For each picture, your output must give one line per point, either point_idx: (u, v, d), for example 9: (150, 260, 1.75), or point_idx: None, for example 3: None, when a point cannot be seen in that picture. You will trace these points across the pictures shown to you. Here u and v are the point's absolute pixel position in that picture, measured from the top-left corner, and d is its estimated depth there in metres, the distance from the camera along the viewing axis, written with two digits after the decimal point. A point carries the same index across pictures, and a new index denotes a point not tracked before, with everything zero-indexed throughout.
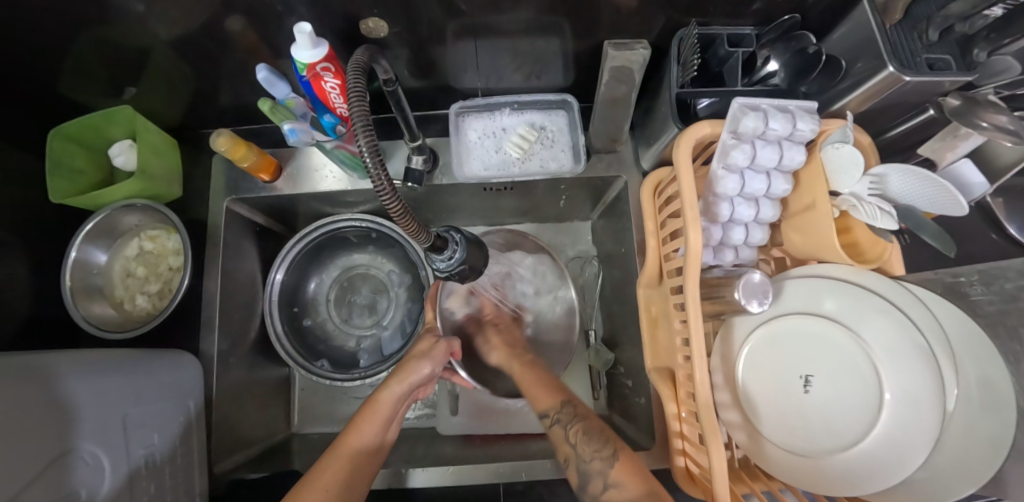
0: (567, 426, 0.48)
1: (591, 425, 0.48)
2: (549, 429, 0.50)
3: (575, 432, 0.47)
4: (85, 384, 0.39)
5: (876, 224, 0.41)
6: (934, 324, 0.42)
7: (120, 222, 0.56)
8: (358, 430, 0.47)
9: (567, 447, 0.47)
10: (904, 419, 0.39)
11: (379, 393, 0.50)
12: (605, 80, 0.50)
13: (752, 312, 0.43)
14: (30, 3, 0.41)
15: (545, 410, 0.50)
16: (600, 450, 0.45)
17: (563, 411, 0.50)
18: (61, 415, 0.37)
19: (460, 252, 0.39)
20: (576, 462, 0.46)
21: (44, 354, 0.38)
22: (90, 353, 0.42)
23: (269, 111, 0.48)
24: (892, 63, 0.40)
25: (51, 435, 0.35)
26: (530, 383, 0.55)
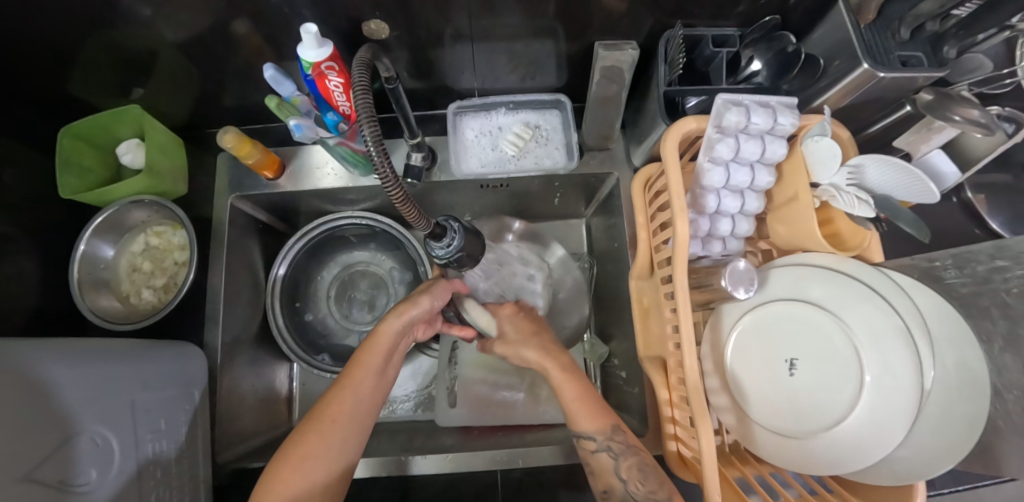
0: (618, 457, 0.44)
1: (645, 459, 0.44)
2: (591, 454, 0.45)
3: (628, 467, 0.43)
4: (90, 370, 0.41)
5: (853, 212, 0.44)
6: (913, 309, 0.44)
7: (128, 217, 0.58)
8: (359, 368, 0.46)
9: (613, 479, 0.43)
10: (885, 400, 0.41)
11: (378, 328, 0.47)
12: (597, 79, 0.53)
13: (739, 298, 0.45)
14: (45, 8, 0.44)
15: (592, 435, 0.44)
16: (656, 492, 0.41)
17: (614, 440, 0.44)
18: (66, 399, 0.38)
19: (458, 240, 0.40)
20: (623, 496, 0.43)
21: (61, 340, 0.40)
22: (101, 342, 0.44)
23: (275, 107, 0.51)
24: (865, 61, 0.43)
25: (59, 417, 0.37)
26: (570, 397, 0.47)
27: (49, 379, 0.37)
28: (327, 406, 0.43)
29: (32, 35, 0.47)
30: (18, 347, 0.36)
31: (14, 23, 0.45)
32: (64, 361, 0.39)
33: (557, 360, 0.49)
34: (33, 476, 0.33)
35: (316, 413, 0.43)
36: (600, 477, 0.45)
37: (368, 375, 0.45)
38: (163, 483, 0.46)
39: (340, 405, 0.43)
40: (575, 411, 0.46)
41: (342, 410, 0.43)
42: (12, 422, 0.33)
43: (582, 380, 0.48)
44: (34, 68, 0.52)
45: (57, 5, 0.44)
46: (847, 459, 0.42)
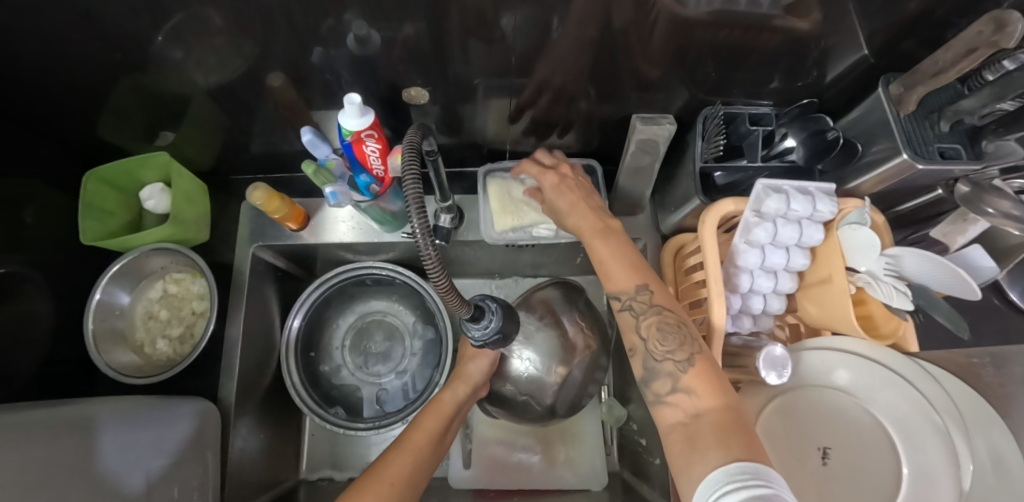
0: (639, 315, 0.39)
1: (668, 318, 0.38)
2: (618, 313, 0.42)
3: (648, 325, 0.38)
4: (130, 436, 0.45)
5: (892, 303, 0.43)
6: (946, 400, 0.42)
7: (147, 263, 0.57)
8: (421, 426, 0.49)
9: (635, 337, 0.39)
10: (923, 497, 0.38)
11: (443, 393, 0.53)
12: (631, 150, 0.53)
13: (771, 383, 0.45)
14: (81, 52, 0.44)
15: (617, 293, 0.41)
16: (676, 352, 0.37)
17: (639, 298, 0.40)
18: (105, 482, 0.41)
19: (496, 321, 0.40)
20: (643, 356, 0.38)
21: (88, 406, 0.44)
22: (122, 403, 0.46)
23: (312, 173, 0.49)
24: (905, 151, 0.43)
25: (74, 484, 0.39)
26: (603, 257, 0.43)
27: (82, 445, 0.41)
28: (387, 463, 0.44)
29: (67, 77, 0.47)
30: (60, 420, 0.41)
31: (46, 65, 0.45)
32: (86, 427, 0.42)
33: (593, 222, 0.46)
34: None
35: (375, 472, 0.43)
36: (623, 334, 0.40)
37: (428, 436, 0.48)
38: None
39: (401, 465, 0.44)
40: (609, 270, 0.42)
41: (404, 468, 0.44)
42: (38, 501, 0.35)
43: (618, 241, 0.44)
44: (64, 110, 0.51)
45: (96, 52, 0.44)
46: None
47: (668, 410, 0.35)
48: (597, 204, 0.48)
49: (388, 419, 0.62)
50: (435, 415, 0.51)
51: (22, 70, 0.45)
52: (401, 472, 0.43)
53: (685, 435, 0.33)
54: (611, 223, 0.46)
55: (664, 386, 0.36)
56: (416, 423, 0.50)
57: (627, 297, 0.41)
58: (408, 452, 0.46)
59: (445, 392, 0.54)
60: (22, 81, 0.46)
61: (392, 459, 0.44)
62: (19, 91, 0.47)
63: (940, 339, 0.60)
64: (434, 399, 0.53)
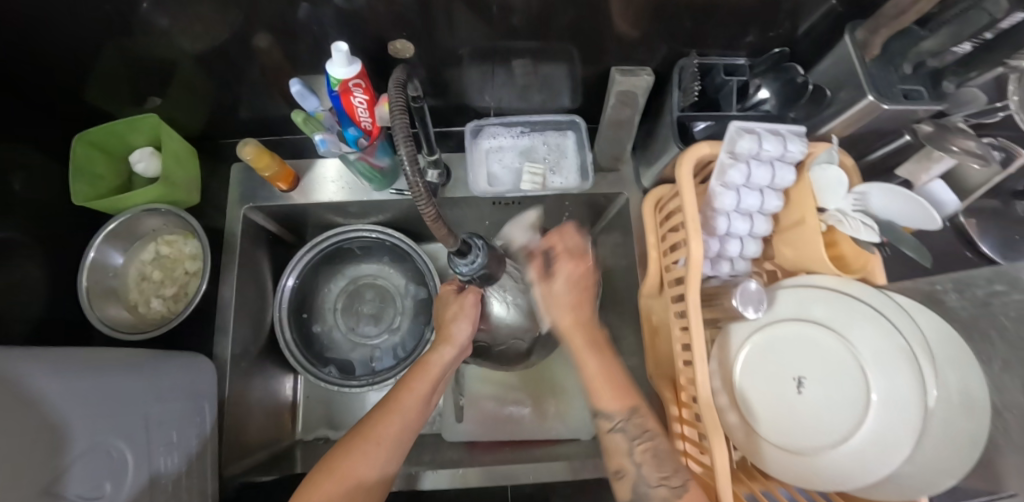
0: (633, 439, 0.42)
1: (662, 445, 0.41)
2: (606, 432, 0.43)
3: (643, 451, 0.41)
4: (125, 380, 0.42)
5: (860, 238, 0.46)
6: (917, 329, 0.44)
7: (140, 225, 0.58)
8: (409, 391, 0.44)
9: (626, 461, 0.42)
10: (890, 422, 0.42)
11: (428, 356, 0.48)
12: (612, 102, 0.54)
13: (748, 317, 0.48)
14: (61, 18, 0.44)
15: (609, 414, 0.42)
16: (670, 477, 0.39)
17: (631, 421, 0.42)
18: (100, 433, 0.38)
19: (482, 257, 0.41)
20: (635, 480, 0.41)
21: (64, 348, 0.39)
22: (108, 354, 0.42)
23: (301, 122, 0.51)
24: (870, 93, 0.45)
25: (76, 425, 0.36)
26: (593, 373, 0.44)
27: (81, 387, 0.37)
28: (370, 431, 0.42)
29: (49, 43, 0.47)
30: (55, 355, 0.37)
31: (28, 31, 0.45)
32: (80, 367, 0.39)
33: (584, 334, 0.45)
34: (52, 490, 0.32)
35: (364, 433, 0.41)
36: (612, 456, 0.42)
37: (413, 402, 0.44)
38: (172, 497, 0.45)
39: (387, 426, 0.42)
40: (597, 393, 0.43)
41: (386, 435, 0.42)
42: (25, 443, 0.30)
43: (609, 361, 0.44)
44: (49, 76, 0.51)
45: (76, 17, 0.44)
46: (853, 475, 0.42)
47: None
48: (591, 313, 0.47)
49: (381, 377, 0.63)
50: (425, 380, 0.46)
51: (3, 37, 0.45)
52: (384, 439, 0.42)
53: None
54: (600, 334, 0.46)
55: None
56: (401, 386, 0.46)
57: (620, 418, 0.42)
58: (397, 416, 0.43)
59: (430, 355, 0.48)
60: (4, 48, 0.46)
61: (382, 422, 0.42)
62: (2, 57, 0.47)
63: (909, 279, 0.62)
64: (419, 362, 0.47)
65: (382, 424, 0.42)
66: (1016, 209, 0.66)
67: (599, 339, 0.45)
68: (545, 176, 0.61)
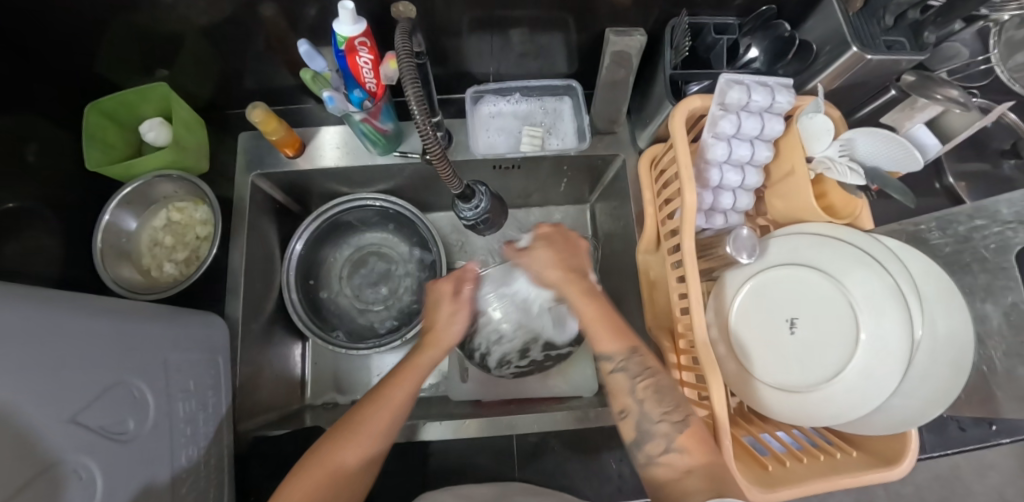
0: (634, 377, 0.47)
1: (662, 382, 0.47)
2: (608, 375, 0.49)
3: (644, 387, 0.47)
4: (144, 325, 0.43)
5: (846, 181, 0.48)
6: (904, 270, 0.46)
7: (154, 191, 0.59)
8: (395, 387, 0.49)
9: (629, 399, 0.47)
10: (879, 354, 0.43)
11: (418, 356, 0.51)
12: (607, 63, 0.56)
13: (742, 262, 0.50)
14: None
15: (610, 356, 0.49)
16: (671, 413, 0.45)
17: (631, 360, 0.48)
18: (123, 375, 0.39)
19: (485, 202, 0.43)
20: (637, 418, 0.46)
21: (82, 294, 0.40)
22: (124, 305, 0.43)
23: (309, 81, 0.52)
24: (854, 44, 0.46)
25: (99, 363, 0.37)
26: (592, 318, 0.51)
27: (100, 327, 0.38)
28: (364, 421, 0.46)
29: (60, 16, 0.48)
30: (72, 297, 0.38)
31: (39, 6, 0.46)
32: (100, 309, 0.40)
33: (579, 284, 0.53)
34: (80, 419, 0.33)
35: (353, 427, 0.46)
36: (615, 396, 0.48)
37: (403, 399, 0.48)
38: (192, 445, 0.46)
39: (379, 421, 0.46)
40: (597, 332, 0.50)
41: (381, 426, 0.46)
42: (48, 382, 0.31)
43: (600, 301, 0.52)
44: (60, 48, 0.53)
45: None
46: (842, 410, 0.45)
47: (661, 469, 0.43)
48: (580, 267, 0.54)
49: (387, 339, 0.66)
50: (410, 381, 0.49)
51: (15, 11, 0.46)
52: (378, 430, 0.46)
53: (676, 488, 0.41)
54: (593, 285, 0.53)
55: (658, 444, 0.44)
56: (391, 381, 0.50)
57: (619, 359, 0.49)
58: (380, 416, 0.47)
59: (420, 355, 0.51)
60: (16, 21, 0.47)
61: (366, 418, 0.46)
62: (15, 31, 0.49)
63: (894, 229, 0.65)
64: (409, 361, 0.51)
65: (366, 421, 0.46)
66: (1004, 169, 0.67)
67: (586, 288, 0.53)
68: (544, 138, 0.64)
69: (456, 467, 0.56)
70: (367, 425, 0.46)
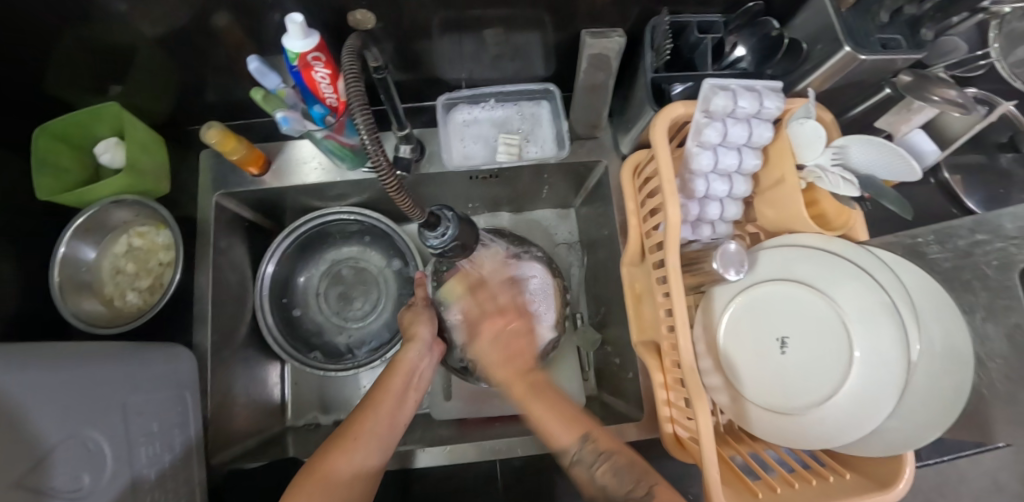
0: (591, 465, 0.41)
1: (619, 459, 0.41)
2: (569, 469, 0.43)
3: (602, 473, 0.40)
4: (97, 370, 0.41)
5: (839, 192, 0.44)
6: (899, 284, 0.44)
7: (110, 218, 0.57)
8: (381, 390, 0.49)
9: (594, 490, 0.40)
10: (874, 374, 0.41)
11: (401, 354, 0.52)
12: (584, 67, 0.53)
13: (730, 280, 0.46)
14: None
15: (563, 448, 0.42)
16: (635, 489, 0.38)
17: (585, 448, 0.42)
18: (72, 430, 0.37)
19: (453, 229, 0.40)
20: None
21: (23, 346, 0.37)
22: (75, 350, 0.41)
23: (261, 100, 0.49)
24: (847, 44, 0.43)
25: (47, 421, 0.35)
26: (539, 412, 0.45)
27: (44, 381, 0.36)
28: (352, 426, 0.45)
29: None
30: (14, 351, 0.35)
31: None
32: (43, 360, 0.37)
33: (525, 379, 0.48)
34: (23, 484, 0.31)
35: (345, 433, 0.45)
36: (584, 491, 0.41)
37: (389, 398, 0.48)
38: (157, 489, 0.44)
39: (366, 424, 0.46)
40: (547, 429, 0.44)
41: (369, 426, 0.46)
42: None
43: (546, 392, 0.46)
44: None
45: (16, 7, 0.41)
46: (838, 432, 0.42)
47: None
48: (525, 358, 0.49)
49: (367, 359, 0.64)
50: (398, 376, 0.50)
51: None
52: (369, 431, 0.45)
53: None
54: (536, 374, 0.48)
55: None
56: (377, 387, 0.50)
57: (574, 448, 0.42)
58: (373, 416, 0.46)
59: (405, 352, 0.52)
60: None
61: (359, 421, 0.46)
62: None
63: (887, 231, 0.63)
64: (394, 361, 0.52)
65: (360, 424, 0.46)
66: (1001, 162, 0.64)
67: (533, 382, 0.47)
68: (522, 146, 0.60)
69: (439, 489, 0.56)
70: (352, 428, 0.45)
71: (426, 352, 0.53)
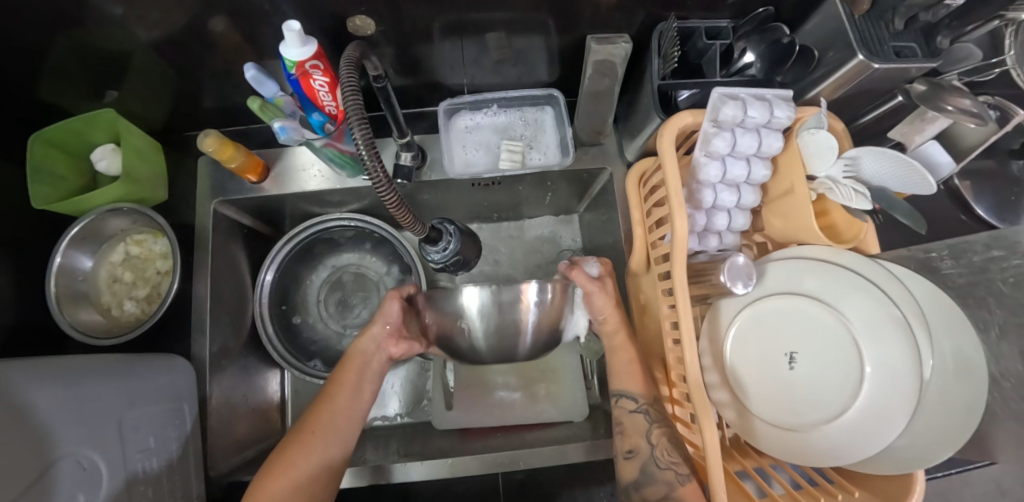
0: (653, 421, 0.48)
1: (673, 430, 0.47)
2: (629, 414, 0.49)
3: (658, 435, 0.47)
4: (89, 387, 0.41)
5: (851, 206, 0.43)
6: (910, 298, 0.43)
7: (106, 226, 0.56)
8: (337, 388, 0.50)
9: (641, 440, 0.47)
10: (885, 391, 0.40)
11: (354, 348, 0.53)
12: (590, 73, 0.52)
13: (738, 293, 0.45)
14: None
15: (632, 395, 0.50)
16: (677, 462, 0.44)
17: (652, 406, 0.49)
18: (65, 450, 0.36)
19: (455, 243, 0.39)
20: (645, 459, 0.46)
21: (13, 363, 0.36)
22: (68, 365, 0.40)
23: (258, 109, 0.49)
24: (861, 51, 0.41)
25: (37, 440, 0.34)
26: (621, 360, 0.52)
27: (35, 400, 0.35)
28: (306, 423, 0.48)
29: None
30: (5, 369, 0.35)
31: None
32: (33, 378, 0.36)
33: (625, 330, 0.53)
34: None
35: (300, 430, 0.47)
36: (626, 436, 0.48)
37: (343, 393, 0.50)
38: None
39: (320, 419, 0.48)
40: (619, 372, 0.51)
41: (321, 422, 0.47)
42: None
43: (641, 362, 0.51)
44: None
45: (7, 14, 0.40)
46: (847, 450, 0.41)
47: None
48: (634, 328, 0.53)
49: None
50: (348, 372, 0.51)
51: None
52: (324, 426, 0.47)
53: None
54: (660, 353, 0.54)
55: (659, 489, 0.44)
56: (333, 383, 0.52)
57: (641, 401, 0.49)
58: (329, 411, 0.48)
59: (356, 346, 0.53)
60: None
61: (314, 417, 0.48)
62: None
63: (896, 241, 0.61)
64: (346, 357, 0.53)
65: (317, 419, 0.48)
66: (1012, 168, 0.63)
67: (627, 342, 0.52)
68: (525, 153, 0.59)
69: None
70: (306, 424, 0.47)
71: (377, 347, 0.53)
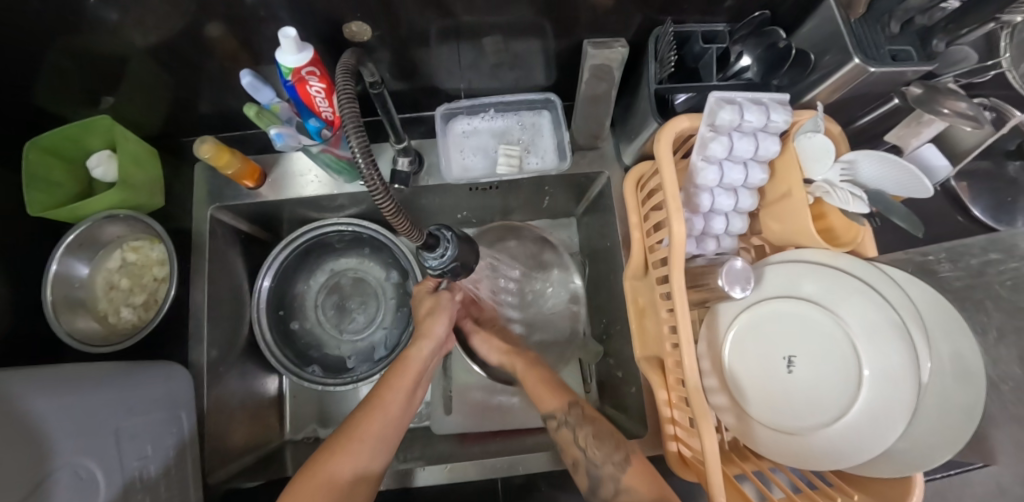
0: (575, 429, 0.48)
1: (601, 427, 0.48)
2: (555, 432, 0.50)
3: (584, 436, 0.47)
4: (79, 398, 0.40)
5: (849, 209, 0.42)
6: (907, 302, 0.43)
7: (102, 233, 0.56)
8: (392, 389, 0.48)
9: (576, 450, 0.47)
10: (883, 393, 0.40)
11: (410, 351, 0.51)
12: (587, 78, 0.52)
13: (735, 297, 0.45)
14: None
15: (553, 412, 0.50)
16: (611, 454, 0.45)
17: (571, 413, 0.49)
18: (61, 459, 0.36)
19: (452, 249, 0.39)
20: (586, 467, 0.46)
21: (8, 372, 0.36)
22: (63, 373, 0.40)
23: (254, 116, 0.49)
24: (857, 55, 0.41)
25: (33, 451, 0.34)
26: (533, 382, 0.54)
27: (28, 412, 0.35)
28: (359, 425, 0.44)
29: None
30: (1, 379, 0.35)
31: None
32: (25, 387, 0.36)
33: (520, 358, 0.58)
34: None
35: (350, 431, 0.44)
36: (565, 450, 0.48)
37: (398, 397, 0.47)
38: None
39: (374, 424, 0.45)
40: (533, 389, 0.53)
41: (376, 428, 0.45)
42: None
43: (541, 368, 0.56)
44: None
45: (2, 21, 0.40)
46: (848, 455, 0.41)
47: None
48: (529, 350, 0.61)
49: (365, 372, 0.63)
50: (408, 375, 0.49)
51: None
52: (376, 432, 0.45)
53: None
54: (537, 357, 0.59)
55: (608, 489, 0.43)
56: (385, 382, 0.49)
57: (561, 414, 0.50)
58: (381, 414, 0.46)
59: (414, 349, 0.51)
60: None
61: (366, 419, 0.45)
62: None
63: (893, 243, 0.62)
64: (403, 356, 0.50)
65: (367, 421, 0.45)
66: (1008, 170, 0.63)
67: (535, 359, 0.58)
68: (522, 157, 0.59)
69: None
70: (360, 428, 0.44)
71: (435, 350, 0.52)
